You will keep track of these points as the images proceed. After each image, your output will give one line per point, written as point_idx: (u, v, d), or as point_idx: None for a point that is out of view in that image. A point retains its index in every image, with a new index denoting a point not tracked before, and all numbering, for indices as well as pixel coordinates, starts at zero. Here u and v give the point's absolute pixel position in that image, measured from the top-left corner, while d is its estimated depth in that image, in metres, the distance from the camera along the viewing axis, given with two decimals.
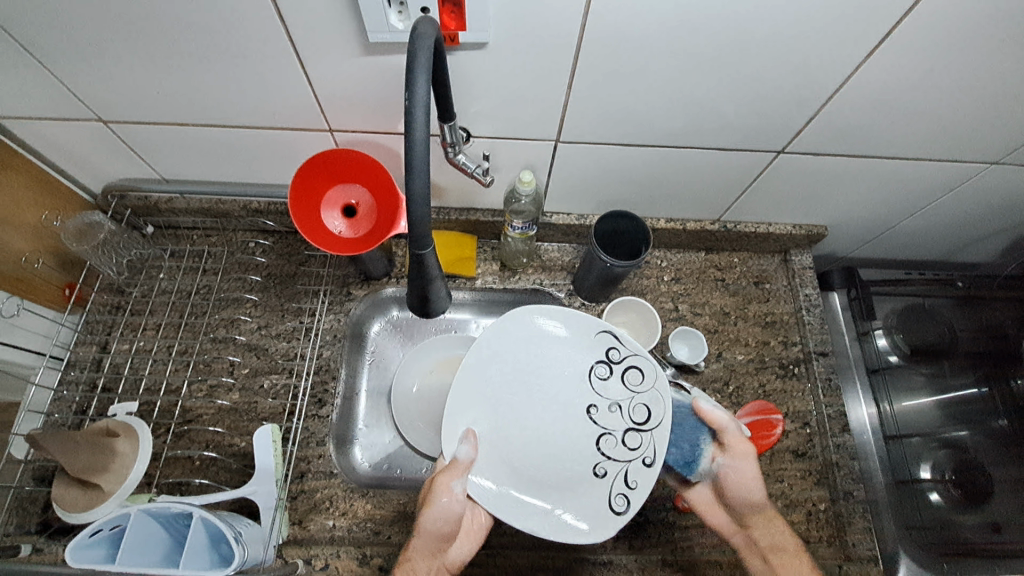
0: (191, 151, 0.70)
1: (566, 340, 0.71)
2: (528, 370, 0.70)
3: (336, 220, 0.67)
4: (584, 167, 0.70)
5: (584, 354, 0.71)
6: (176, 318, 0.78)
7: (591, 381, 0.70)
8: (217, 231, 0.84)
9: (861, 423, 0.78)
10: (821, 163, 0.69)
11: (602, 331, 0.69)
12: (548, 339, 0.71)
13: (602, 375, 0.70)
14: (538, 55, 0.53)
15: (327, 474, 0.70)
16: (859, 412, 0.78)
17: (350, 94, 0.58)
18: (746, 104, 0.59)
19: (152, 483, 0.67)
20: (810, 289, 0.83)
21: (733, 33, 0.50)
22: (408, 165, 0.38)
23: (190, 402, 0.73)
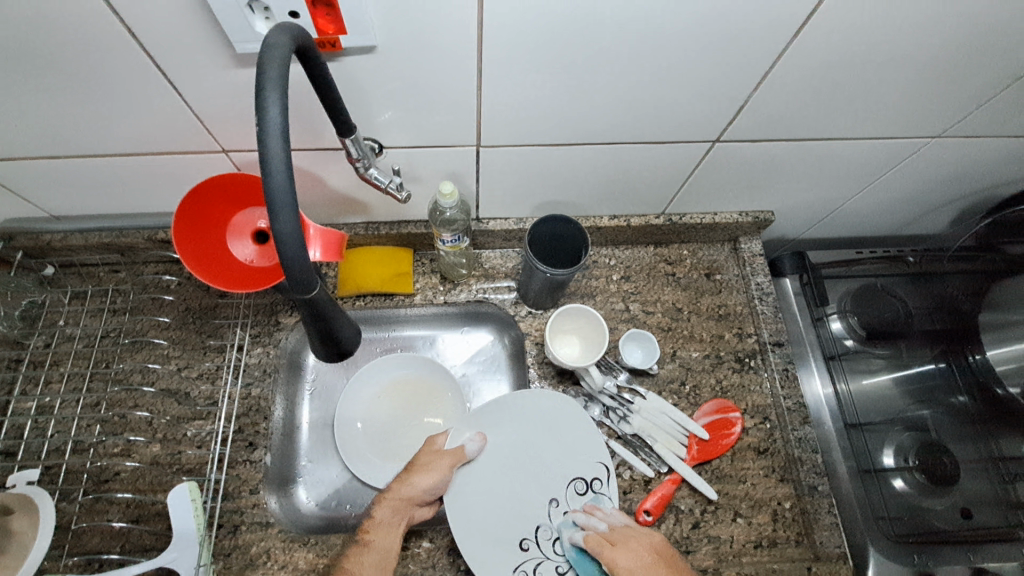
0: (72, 184, 0.62)
1: (582, 450, 0.69)
2: (532, 447, 0.70)
3: (246, 248, 0.60)
4: (512, 170, 0.64)
5: (580, 470, 0.68)
6: (83, 368, 0.70)
7: (567, 489, 0.68)
8: (124, 267, 0.76)
9: (816, 399, 0.76)
10: (761, 150, 0.65)
11: (600, 463, 0.68)
12: (571, 447, 0.69)
13: (578, 489, 0.68)
14: (436, 58, 0.47)
15: (263, 525, 0.65)
16: (814, 389, 0.76)
17: (236, 111, 0.52)
18: (673, 94, 0.55)
19: (62, 557, 0.61)
20: (761, 277, 0.80)
21: (646, 21, 0.46)
22: (269, 200, 0.32)
23: (103, 461, 0.66)
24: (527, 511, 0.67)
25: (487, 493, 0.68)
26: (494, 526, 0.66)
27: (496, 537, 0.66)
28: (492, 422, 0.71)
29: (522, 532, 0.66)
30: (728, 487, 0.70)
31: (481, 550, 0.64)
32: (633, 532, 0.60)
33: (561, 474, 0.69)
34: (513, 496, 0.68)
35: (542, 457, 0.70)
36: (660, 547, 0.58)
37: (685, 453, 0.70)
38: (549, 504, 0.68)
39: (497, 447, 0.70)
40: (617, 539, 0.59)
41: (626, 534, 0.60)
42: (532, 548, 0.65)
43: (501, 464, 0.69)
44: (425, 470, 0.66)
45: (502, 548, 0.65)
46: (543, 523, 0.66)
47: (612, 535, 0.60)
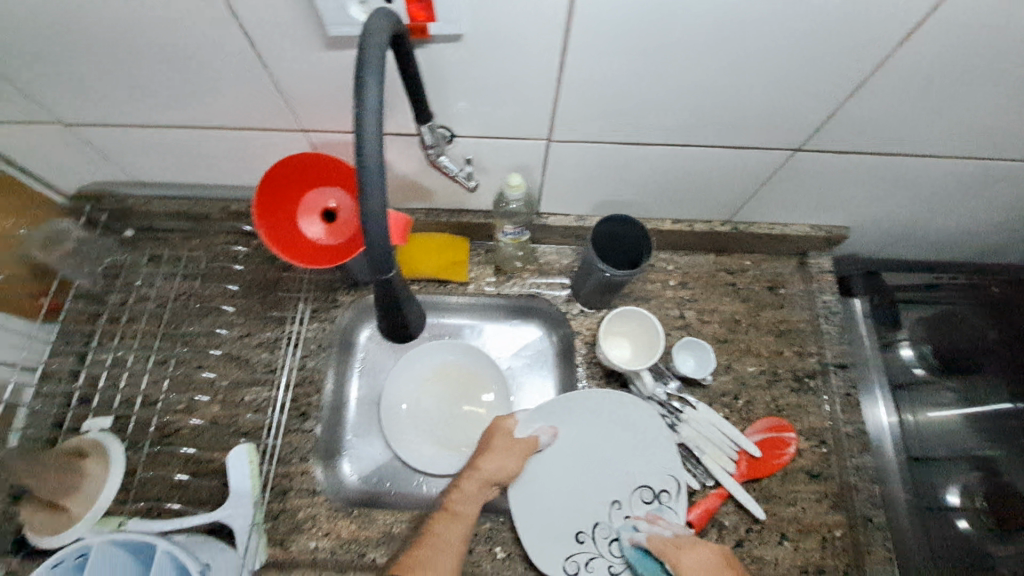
0: (159, 153, 0.66)
1: (654, 459, 0.69)
2: (603, 448, 0.70)
3: (315, 227, 0.61)
4: (580, 166, 0.64)
5: (648, 479, 0.68)
6: (155, 328, 0.74)
7: (632, 495, 0.68)
8: (196, 234, 0.79)
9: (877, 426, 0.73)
10: (844, 162, 0.62)
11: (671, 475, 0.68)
12: (644, 454, 0.69)
13: (643, 497, 0.68)
14: (520, 49, 0.47)
15: (310, 493, 0.67)
16: (877, 415, 0.73)
17: (319, 92, 0.53)
18: (758, 98, 0.53)
19: (126, 504, 0.64)
20: (829, 294, 0.77)
21: (741, 17, 0.44)
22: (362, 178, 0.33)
23: (167, 416, 0.69)
24: (588, 507, 0.68)
25: (552, 484, 0.69)
26: (553, 517, 0.67)
27: (555, 526, 0.66)
28: (567, 416, 0.71)
29: (578, 525, 0.67)
30: (776, 508, 0.68)
31: (540, 538, 0.65)
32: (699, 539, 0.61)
33: (628, 479, 0.69)
34: (576, 491, 0.69)
35: (612, 460, 0.70)
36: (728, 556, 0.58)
37: (735, 468, 0.68)
38: (611, 506, 0.68)
39: (568, 442, 0.71)
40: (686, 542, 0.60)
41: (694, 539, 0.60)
42: (588, 544, 0.65)
43: (570, 459, 0.70)
44: (501, 452, 0.67)
45: (559, 537, 0.65)
46: (601, 520, 0.67)
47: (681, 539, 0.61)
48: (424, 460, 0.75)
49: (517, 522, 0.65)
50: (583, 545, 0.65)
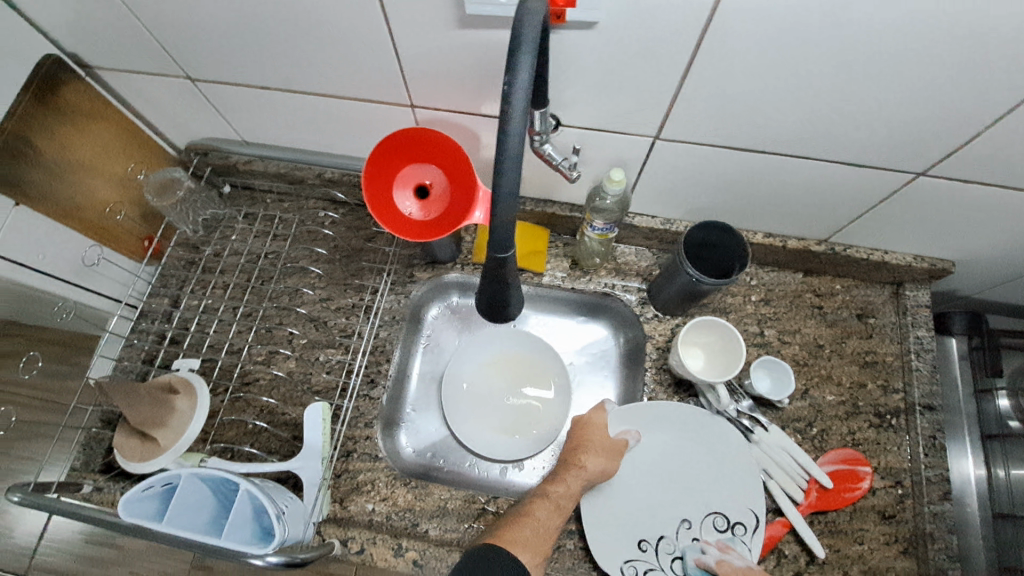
0: (272, 116, 0.68)
1: (734, 489, 0.67)
2: (683, 467, 0.69)
3: (407, 202, 0.63)
4: (682, 168, 0.62)
5: (725, 507, 0.66)
6: (244, 281, 0.78)
7: (707, 520, 0.66)
8: (289, 198, 0.83)
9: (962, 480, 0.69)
10: (969, 193, 0.58)
11: (750, 509, 0.66)
12: (725, 480, 0.68)
13: (717, 525, 0.66)
14: (652, 43, 0.46)
15: (372, 458, 0.69)
16: (963, 469, 0.69)
17: (439, 69, 0.54)
18: (891, 115, 0.50)
19: (207, 441, 0.68)
20: (923, 330, 0.73)
21: (893, 27, 0.42)
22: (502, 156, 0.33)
23: (249, 365, 0.73)
24: (656, 519, 0.67)
25: (624, 491, 0.68)
26: (620, 523, 0.66)
27: (619, 529, 0.66)
28: (654, 426, 0.70)
29: (640, 533, 0.66)
30: (840, 544, 0.65)
31: (603, 538, 0.65)
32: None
33: (703, 503, 0.67)
34: (647, 502, 0.68)
35: (691, 479, 0.68)
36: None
37: (802, 498, 0.66)
38: (680, 523, 0.67)
39: (649, 451, 0.70)
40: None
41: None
42: (650, 552, 0.65)
43: (648, 468, 0.69)
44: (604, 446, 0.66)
45: (621, 540, 0.65)
46: (667, 535, 0.66)
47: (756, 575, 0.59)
48: (478, 441, 0.76)
49: (586, 519, 0.65)
50: (645, 553, 0.65)
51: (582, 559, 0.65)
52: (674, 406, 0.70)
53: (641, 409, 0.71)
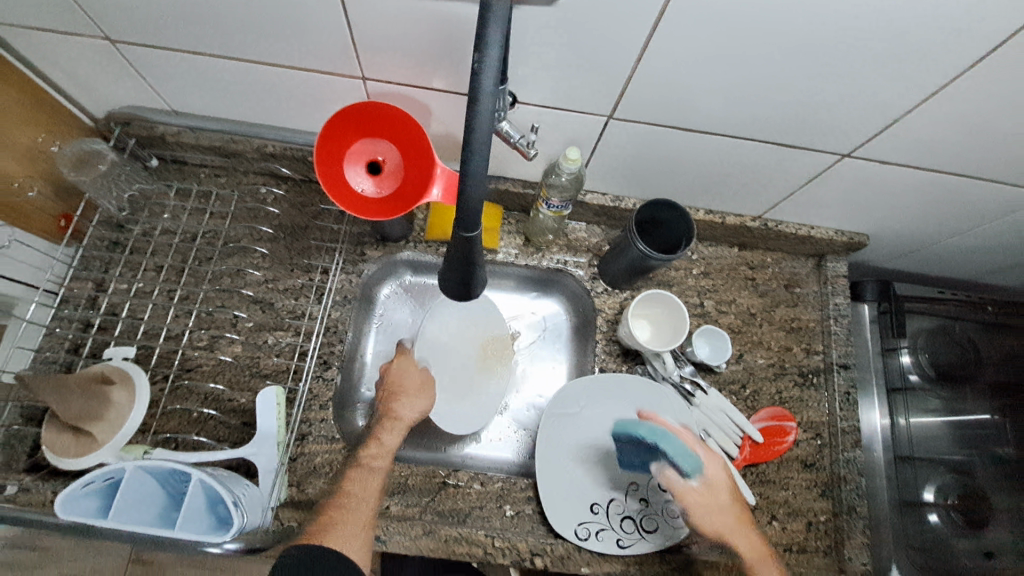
0: (205, 83, 0.63)
1: (677, 450, 0.71)
2: None
3: (360, 179, 0.60)
4: (632, 147, 0.64)
5: None
6: (179, 263, 0.73)
7: (653, 480, 0.70)
8: (225, 173, 0.78)
9: (870, 429, 0.77)
10: (885, 173, 0.64)
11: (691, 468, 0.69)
12: None
13: (663, 485, 0.70)
14: (611, 23, 0.47)
15: (328, 439, 0.68)
16: (871, 417, 0.77)
17: (393, 40, 0.52)
18: (823, 99, 0.54)
19: (146, 434, 0.65)
20: (841, 298, 0.81)
21: (831, 16, 0.45)
22: (473, 134, 0.33)
23: (190, 351, 0.69)
24: (607, 482, 0.70)
25: (575, 456, 0.71)
26: (573, 488, 0.69)
27: (574, 494, 0.69)
28: (602, 395, 0.74)
29: (593, 495, 0.69)
30: (769, 491, 0.72)
31: (556, 500, 0.68)
32: (722, 507, 0.64)
33: (648, 464, 0.71)
34: (596, 466, 0.71)
35: (636, 443, 0.72)
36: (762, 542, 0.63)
37: (738, 453, 0.72)
38: (629, 485, 0.70)
39: (598, 419, 0.73)
40: (705, 517, 0.64)
41: (721, 504, 0.65)
42: (602, 514, 0.68)
43: (597, 435, 0.72)
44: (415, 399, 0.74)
45: (576, 504, 0.68)
46: (617, 497, 0.69)
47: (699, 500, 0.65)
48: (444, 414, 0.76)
49: (540, 484, 0.69)
50: (597, 514, 0.68)
51: (540, 523, 0.68)
52: (620, 376, 0.74)
53: (588, 380, 0.74)
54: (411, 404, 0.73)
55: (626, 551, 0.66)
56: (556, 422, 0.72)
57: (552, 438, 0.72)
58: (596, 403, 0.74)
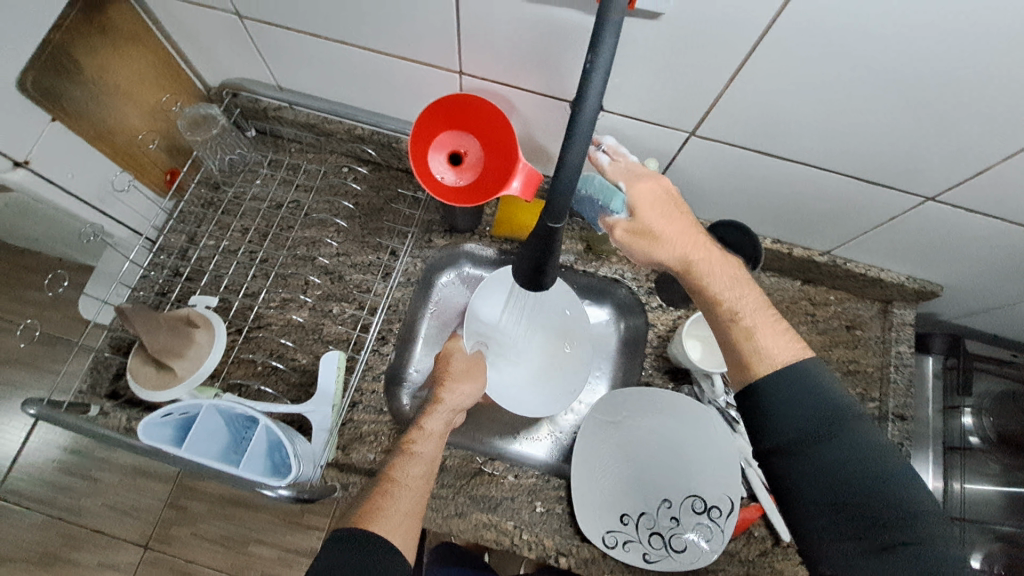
0: (313, 64, 0.68)
1: (714, 475, 0.70)
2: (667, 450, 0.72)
3: (440, 166, 0.64)
4: (709, 166, 0.65)
5: (703, 490, 0.70)
6: (264, 227, 0.79)
7: (686, 501, 0.69)
8: (314, 150, 0.83)
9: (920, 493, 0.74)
10: (970, 222, 0.62)
11: (726, 495, 0.68)
12: (706, 468, 0.71)
13: (696, 507, 0.69)
14: (710, 41, 0.48)
15: (376, 411, 0.72)
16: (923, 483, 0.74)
17: (496, 38, 0.56)
18: (915, 139, 0.54)
19: (218, 378, 0.70)
20: (904, 346, 0.78)
21: (936, 56, 0.45)
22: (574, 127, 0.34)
23: (263, 309, 0.74)
24: (639, 496, 0.70)
25: (609, 465, 0.72)
26: (605, 496, 0.70)
27: (605, 501, 0.69)
28: (643, 410, 0.74)
29: (625, 506, 0.69)
30: None
31: (586, 505, 0.69)
32: (672, 213, 0.54)
33: (681, 485, 0.71)
34: (629, 479, 0.71)
35: (671, 463, 0.72)
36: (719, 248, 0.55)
37: None
38: (661, 502, 0.70)
39: (637, 433, 0.74)
40: (657, 227, 0.54)
41: (659, 221, 0.54)
42: (631, 525, 0.68)
43: (633, 449, 0.73)
44: (460, 382, 0.70)
45: (606, 512, 0.69)
46: (649, 511, 0.69)
47: (642, 223, 0.54)
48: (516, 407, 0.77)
49: (573, 487, 0.70)
50: (626, 525, 0.68)
51: (568, 524, 0.69)
52: (662, 391, 0.74)
53: (629, 392, 0.74)
54: (458, 387, 0.70)
55: (651, 565, 0.65)
56: (594, 428, 0.73)
57: (588, 443, 0.73)
58: (634, 418, 0.74)
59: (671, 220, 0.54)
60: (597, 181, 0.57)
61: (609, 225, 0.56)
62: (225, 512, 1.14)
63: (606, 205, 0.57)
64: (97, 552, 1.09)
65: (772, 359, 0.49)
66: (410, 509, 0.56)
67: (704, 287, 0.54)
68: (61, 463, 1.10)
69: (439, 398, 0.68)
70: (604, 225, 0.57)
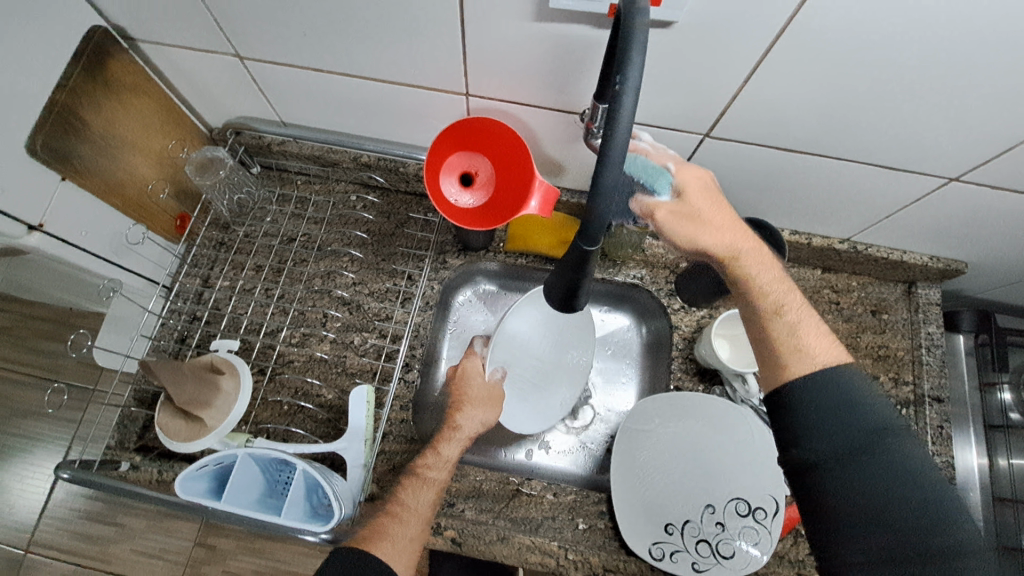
0: (316, 98, 0.67)
1: (755, 476, 0.69)
2: (705, 455, 0.71)
3: (453, 188, 0.63)
4: (724, 165, 0.64)
5: (745, 492, 0.68)
6: (277, 263, 0.78)
7: (729, 505, 0.68)
8: (321, 182, 0.83)
9: (967, 469, 0.73)
10: (995, 199, 0.61)
11: (770, 495, 0.67)
12: (746, 471, 0.69)
13: (740, 510, 0.67)
14: (724, 44, 0.48)
15: (408, 440, 0.71)
16: (968, 457, 0.74)
17: (503, 58, 0.55)
18: (936, 123, 0.53)
19: (247, 422, 0.69)
20: (933, 326, 0.77)
21: (953, 43, 0.45)
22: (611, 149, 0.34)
23: (285, 347, 0.74)
24: (681, 503, 0.69)
25: (647, 475, 0.71)
26: (647, 507, 0.69)
27: (648, 512, 0.68)
28: (675, 416, 0.73)
29: (668, 515, 0.68)
30: None
31: (628, 519, 0.68)
32: (719, 203, 0.57)
33: (723, 489, 0.69)
34: (670, 489, 0.70)
35: (710, 469, 0.70)
36: (766, 244, 0.58)
37: None
38: (704, 509, 0.68)
39: (673, 440, 0.72)
40: (701, 213, 0.56)
41: (704, 210, 0.57)
42: (677, 534, 0.67)
43: (670, 457, 0.72)
44: (477, 409, 0.70)
45: (650, 522, 0.68)
46: (693, 518, 0.68)
47: (686, 207, 0.56)
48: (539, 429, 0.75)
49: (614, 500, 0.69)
50: (672, 535, 0.67)
51: (613, 538, 0.68)
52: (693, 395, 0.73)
53: (657, 400, 0.73)
54: (474, 414, 0.69)
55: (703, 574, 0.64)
56: (627, 438, 0.73)
57: (623, 453, 0.72)
58: (668, 425, 0.73)
59: (716, 206, 0.57)
60: (642, 160, 0.56)
61: (646, 207, 0.57)
62: (254, 547, 1.13)
63: (649, 185, 0.56)
64: None
65: (811, 358, 0.50)
66: (415, 535, 0.56)
67: (748, 276, 0.56)
68: (88, 515, 1.10)
69: (455, 424, 0.68)
70: (638, 206, 0.57)
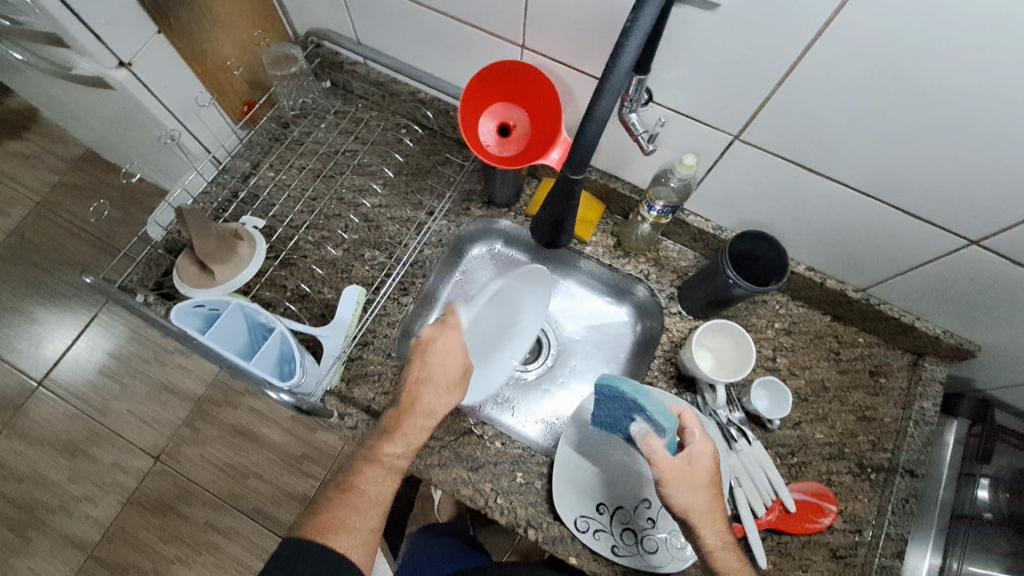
0: (391, 23, 0.73)
1: None
2: None
3: (488, 130, 0.66)
4: (750, 174, 0.65)
5: None
6: (319, 167, 0.84)
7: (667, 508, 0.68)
8: (378, 108, 0.88)
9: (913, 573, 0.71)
10: (1016, 275, 0.59)
11: None
12: None
13: None
14: (763, 40, 0.50)
15: (384, 354, 0.74)
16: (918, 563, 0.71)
17: (559, 14, 0.58)
18: (962, 172, 0.52)
19: (250, 293, 0.75)
20: (928, 404, 0.74)
21: (986, 89, 0.45)
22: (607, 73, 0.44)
23: (302, 240, 0.79)
24: (620, 490, 0.70)
25: (595, 458, 0.71)
26: (585, 483, 0.70)
27: (584, 489, 0.69)
28: None
29: (603, 497, 0.69)
30: (785, 564, 0.68)
31: (564, 488, 0.69)
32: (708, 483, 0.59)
33: None
34: (613, 475, 0.71)
35: None
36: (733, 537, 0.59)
37: (763, 513, 0.69)
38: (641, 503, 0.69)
39: None
40: (688, 485, 0.57)
41: (694, 507, 0.57)
42: (606, 516, 0.67)
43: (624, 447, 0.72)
44: (443, 394, 0.61)
45: (583, 497, 0.68)
46: (626, 507, 0.69)
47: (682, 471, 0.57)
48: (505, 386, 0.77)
49: (556, 470, 0.70)
50: (602, 516, 0.68)
51: (544, 501, 0.69)
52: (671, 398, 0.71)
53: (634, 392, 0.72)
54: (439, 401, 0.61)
55: (619, 558, 0.65)
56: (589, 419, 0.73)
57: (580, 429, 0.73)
58: None
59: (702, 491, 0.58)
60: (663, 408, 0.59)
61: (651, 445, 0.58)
62: (232, 442, 1.20)
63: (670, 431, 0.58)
64: (112, 453, 1.17)
65: None
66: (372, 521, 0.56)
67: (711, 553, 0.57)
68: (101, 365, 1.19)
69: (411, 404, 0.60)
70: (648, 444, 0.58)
